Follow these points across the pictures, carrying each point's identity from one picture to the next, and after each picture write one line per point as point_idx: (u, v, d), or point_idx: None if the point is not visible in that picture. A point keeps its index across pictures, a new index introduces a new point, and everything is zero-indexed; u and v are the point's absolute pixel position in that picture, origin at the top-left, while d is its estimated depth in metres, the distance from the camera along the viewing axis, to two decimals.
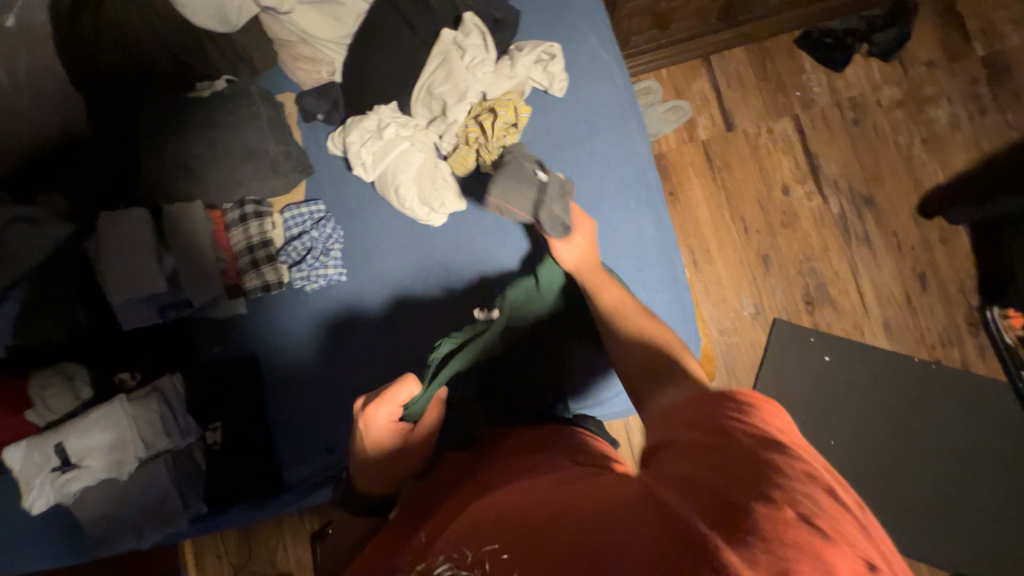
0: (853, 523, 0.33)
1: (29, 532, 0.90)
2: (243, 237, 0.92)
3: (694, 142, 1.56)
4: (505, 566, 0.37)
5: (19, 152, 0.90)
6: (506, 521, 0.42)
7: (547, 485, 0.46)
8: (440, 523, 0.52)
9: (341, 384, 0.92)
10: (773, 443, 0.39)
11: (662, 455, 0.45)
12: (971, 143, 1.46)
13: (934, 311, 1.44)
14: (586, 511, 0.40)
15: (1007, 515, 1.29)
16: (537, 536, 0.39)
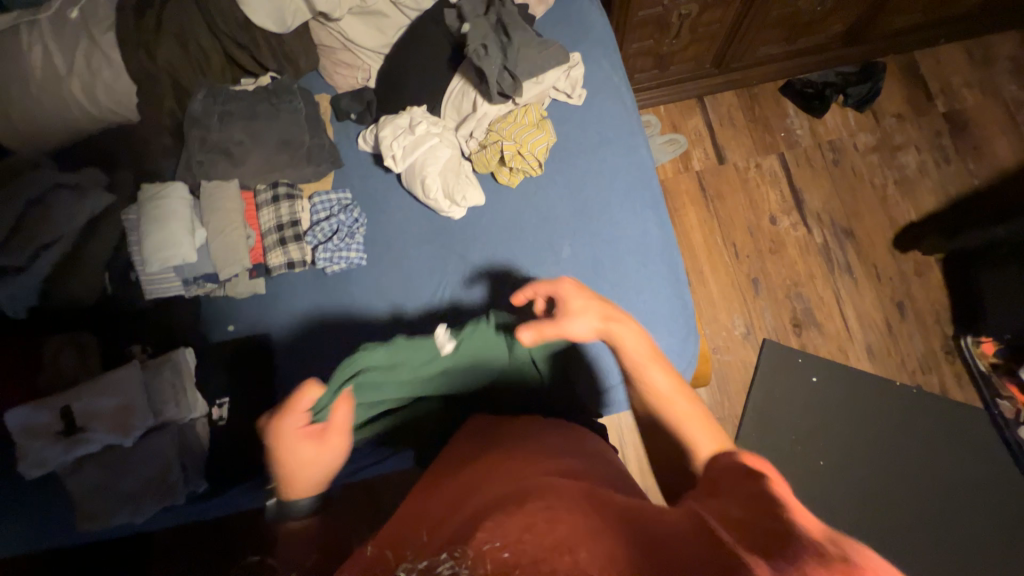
0: None
1: (25, 498, 0.89)
2: (273, 217, 0.98)
3: (689, 172, 1.69)
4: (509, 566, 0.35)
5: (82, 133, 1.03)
6: (527, 527, 0.39)
7: (571, 499, 0.44)
8: (441, 514, 0.49)
9: None
10: None
11: (711, 501, 0.40)
12: (938, 186, 1.60)
13: (914, 339, 1.52)
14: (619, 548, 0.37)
15: (983, 536, 1.34)
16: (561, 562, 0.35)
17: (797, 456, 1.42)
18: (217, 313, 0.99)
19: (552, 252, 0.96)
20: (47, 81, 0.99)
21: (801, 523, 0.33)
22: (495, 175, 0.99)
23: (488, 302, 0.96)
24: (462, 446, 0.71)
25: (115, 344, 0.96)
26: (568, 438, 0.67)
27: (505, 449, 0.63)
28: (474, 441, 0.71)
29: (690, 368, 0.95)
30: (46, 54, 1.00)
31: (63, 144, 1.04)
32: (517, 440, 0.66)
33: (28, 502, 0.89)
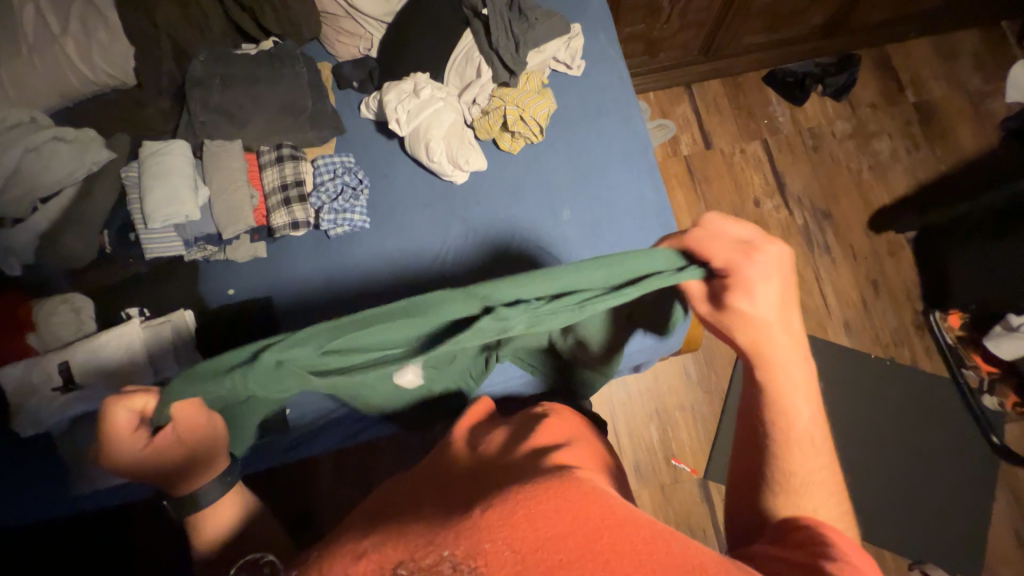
0: None
1: (18, 458, 0.87)
2: (277, 178, 0.98)
3: (678, 157, 1.75)
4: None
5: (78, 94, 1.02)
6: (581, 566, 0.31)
7: (618, 503, 0.36)
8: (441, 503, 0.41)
9: None
10: None
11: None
12: (909, 172, 1.70)
13: (887, 315, 1.60)
14: None
15: (948, 497, 1.43)
16: None
17: None
18: (216, 275, 0.98)
19: (553, 216, 1.00)
20: (42, 42, 0.98)
21: None
22: (496, 140, 1.02)
23: (490, 263, 0.97)
24: (465, 437, 0.63)
25: (111, 306, 0.95)
26: (582, 446, 0.59)
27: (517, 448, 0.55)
28: (477, 435, 0.63)
29: (681, 328, 1.00)
30: (40, 13, 0.99)
31: (56, 106, 1.02)
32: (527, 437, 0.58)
33: (21, 466, 0.87)
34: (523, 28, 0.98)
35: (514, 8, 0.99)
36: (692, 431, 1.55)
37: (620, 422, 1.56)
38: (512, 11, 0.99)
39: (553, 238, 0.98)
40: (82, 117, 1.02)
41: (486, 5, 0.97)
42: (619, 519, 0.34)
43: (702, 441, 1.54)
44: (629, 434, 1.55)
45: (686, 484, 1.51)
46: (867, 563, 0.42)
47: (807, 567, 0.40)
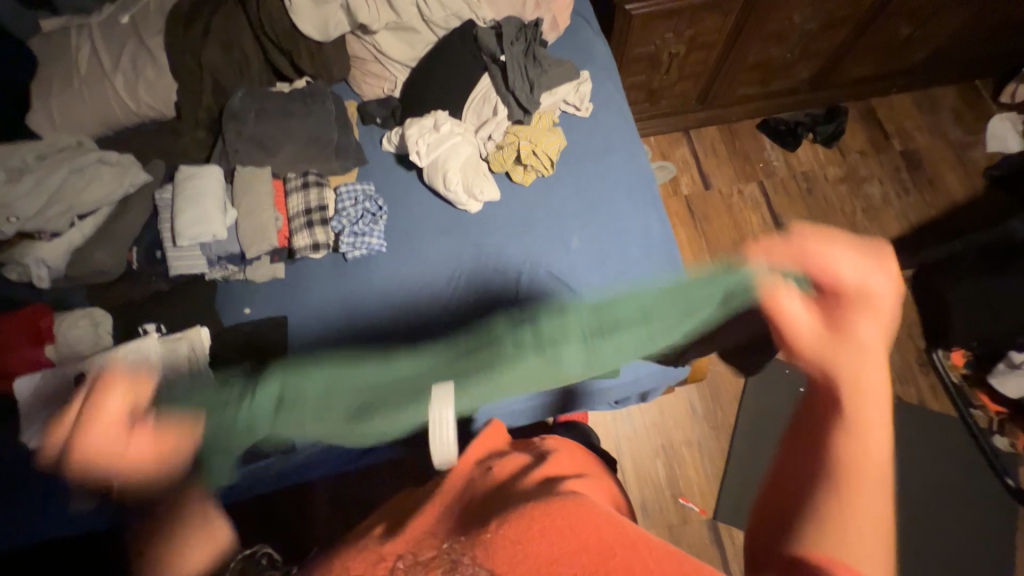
0: None
1: (23, 470, 0.87)
2: (301, 202, 1.03)
3: (678, 196, 1.83)
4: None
5: (121, 124, 1.10)
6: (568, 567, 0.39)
7: (601, 512, 0.45)
8: (460, 520, 0.49)
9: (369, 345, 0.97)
10: None
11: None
12: (901, 214, 1.77)
13: (890, 352, 1.61)
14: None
15: (968, 544, 1.38)
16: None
17: None
18: (234, 295, 1.01)
19: (562, 245, 1.04)
20: (95, 77, 1.07)
21: None
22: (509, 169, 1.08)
23: (501, 290, 1.01)
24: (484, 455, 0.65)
25: (130, 321, 0.97)
26: (599, 483, 0.61)
27: (536, 469, 0.58)
28: (495, 454, 0.65)
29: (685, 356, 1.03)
30: (96, 52, 1.08)
31: (98, 133, 1.10)
32: (545, 464, 0.60)
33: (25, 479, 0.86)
34: (537, 74, 1.08)
35: (529, 54, 1.09)
36: (699, 468, 1.52)
37: (626, 458, 1.53)
38: (527, 57, 1.08)
39: (576, 264, 1.02)
40: (123, 144, 1.09)
41: (505, 52, 1.06)
42: (602, 527, 0.42)
43: (710, 479, 1.51)
44: (635, 471, 1.51)
45: (694, 525, 1.46)
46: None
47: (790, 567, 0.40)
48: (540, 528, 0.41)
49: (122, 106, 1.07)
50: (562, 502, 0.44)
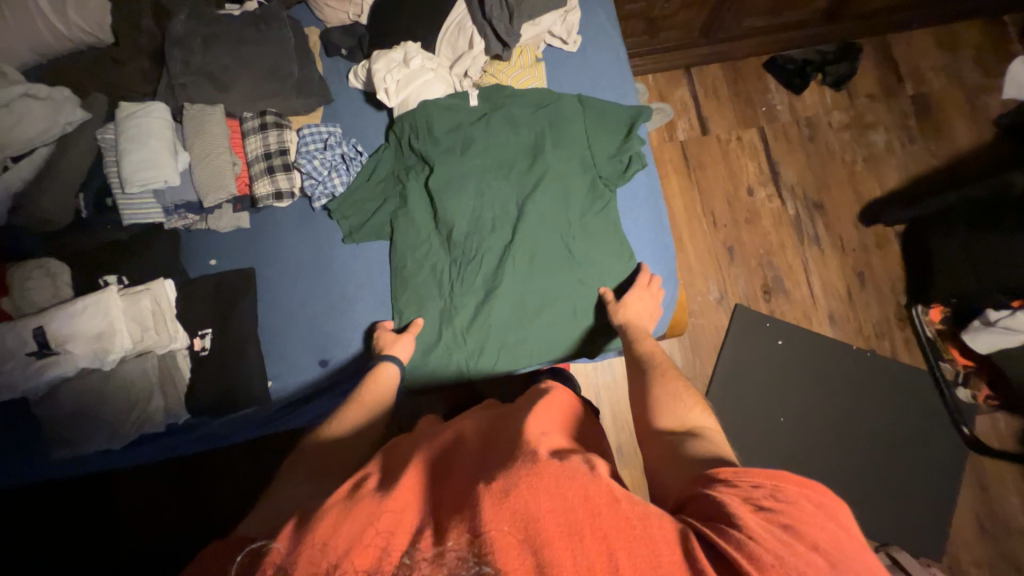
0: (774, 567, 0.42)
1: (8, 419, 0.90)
2: (260, 145, 0.95)
3: (674, 142, 1.73)
4: (509, 502, 0.46)
5: (53, 52, 0.98)
6: (527, 500, 0.46)
7: (558, 460, 0.50)
8: (453, 489, 0.54)
9: (342, 297, 0.97)
10: (744, 543, 0.43)
11: (690, 506, 0.51)
12: (902, 165, 1.70)
13: (870, 306, 1.62)
14: (607, 504, 0.46)
15: (918, 485, 1.48)
16: (538, 508, 0.45)
17: (762, 413, 1.54)
18: (198, 245, 0.98)
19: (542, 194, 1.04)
20: None
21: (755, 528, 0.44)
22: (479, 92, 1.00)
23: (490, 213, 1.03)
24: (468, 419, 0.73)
25: (88, 271, 0.93)
26: (573, 428, 0.69)
27: (513, 422, 0.64)
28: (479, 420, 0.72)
29: (667, 310, 1.00)
30: None
31: (29, 62, 0.98)
32: (524, 412, 0.66)
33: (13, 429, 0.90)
34: None
35: None
36: None
37: (604, 405, 1.58)
38: None
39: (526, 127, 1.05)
40: (52, 74, 0.97)
41: None
42: (558, 470, 0.48)
43: None
44: (613, 418, 1.57)
45: None
46: (787, 489, 0.49)
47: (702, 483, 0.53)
48: (527, 490, 0.47)
49: (49, 31, 0.95)
50: (544, 462, 0.50)
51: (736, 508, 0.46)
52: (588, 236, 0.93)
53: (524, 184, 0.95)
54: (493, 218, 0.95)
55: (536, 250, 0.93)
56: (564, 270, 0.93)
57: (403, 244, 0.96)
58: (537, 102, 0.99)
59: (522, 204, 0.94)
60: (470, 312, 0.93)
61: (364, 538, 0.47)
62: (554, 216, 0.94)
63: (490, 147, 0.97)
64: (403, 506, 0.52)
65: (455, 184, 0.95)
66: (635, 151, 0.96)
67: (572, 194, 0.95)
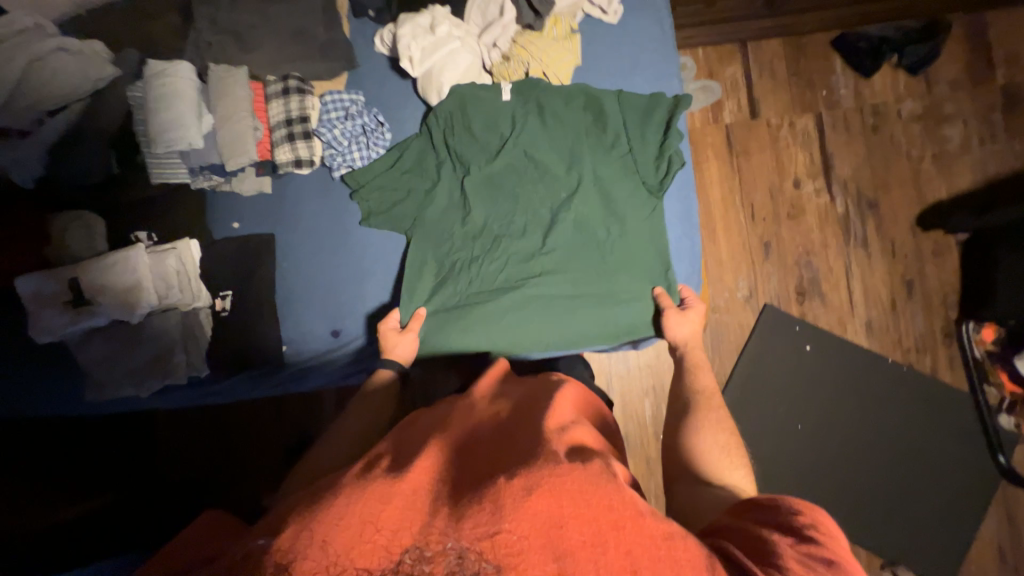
0: None
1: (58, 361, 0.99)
2: (282, 110, 0.94)
3: (718, 124, 1.61)
4: (530, 504, 0.50)
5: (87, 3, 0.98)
6: (543, 509, 0.50)
7: (582, 471, 0.55)
8: (466, 477, 0.58)
9: (357, 272, 0.98)
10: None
11: (726, 535, 0.58)
12: (977, 165, 1.52)
13: (915, 318, 1.51)
14: (632, 522, 0.51)
15: (938, 509, 1.41)
16: (564, 522, 0.49)
17: (779, 418, 1.49)
18: (223, 207, 0.99)
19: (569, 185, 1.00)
20: None
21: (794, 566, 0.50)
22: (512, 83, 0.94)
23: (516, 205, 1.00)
24: (486, 401, 0.77)
25: (121, 226, 0.97)
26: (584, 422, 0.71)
27: (531, 418, 0.67)
28: (495, 403, 0.76)
29: None
30: None
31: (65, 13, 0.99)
32: (541, 411, 0.68)
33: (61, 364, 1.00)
34: None
35: None
36: None
37: (614, 393, 1.56)
38: None
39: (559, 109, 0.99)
40: (84, 24, 0.97)
41: None
42: (581, 483, 0.53)
43: None
44: (622, 407, 1.55)
45: None
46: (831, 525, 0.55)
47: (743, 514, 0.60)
48: (549, 492, 0.51)
49: None
50: (566, 468, 0.54)
51: (777, 547, 0.52)
52: (619, 244, 0.90)
53: (557, 189, 0.92)
54: (524, 221, 0.92)
55: (566, 257, 0.91)
56: (591, 279, 0.90)
57: (426, 241, 0.94)
58: (576, 96, 0.93)
59: (554, 210, 0.91)
60: (490, 315, 0.91)
61: (377, 523, 0.51)
62: (587, 221, 0.91)
63: (524, 147, 0.93)
64: (416, 488, 0.55)
65: (486, 186, 0.93)
66: (674, 150, 0.90)
67: (608, 198, 0.91)
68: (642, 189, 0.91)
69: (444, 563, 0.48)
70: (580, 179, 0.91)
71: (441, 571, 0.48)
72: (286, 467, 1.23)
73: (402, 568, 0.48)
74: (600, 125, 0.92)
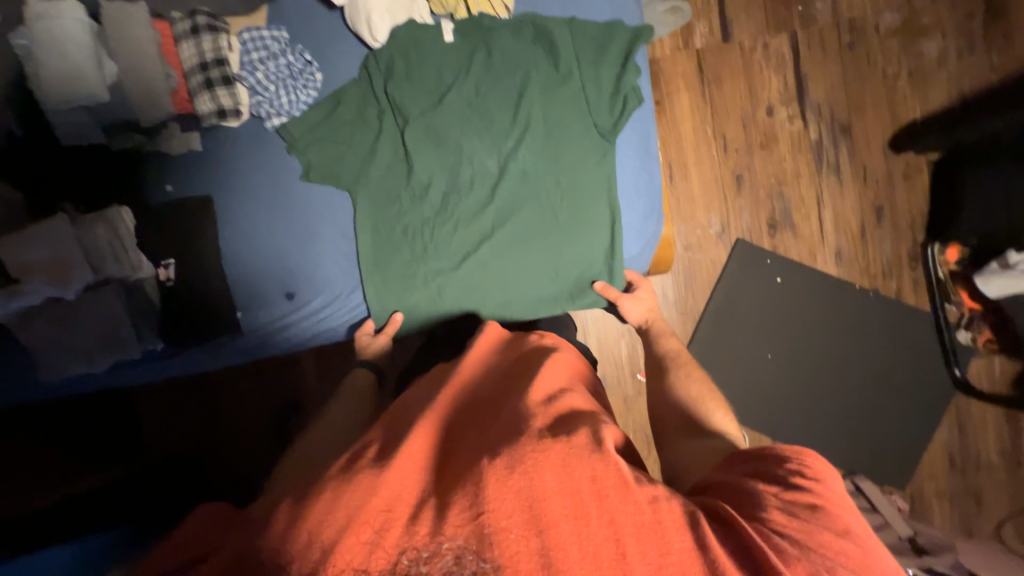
0: (795, 550, 0.49)
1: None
2: (195, 53, 0.84)
3: (689, 50, 1.51)
4: (513, 484, 0.51)
5: None
6: (526, 490, 0.51)
7: (567, 445, 0.55)
8: (457, 461, 0.58)
9: (313, 241, 0.92)
10: (766, 535, 0.51)
11: (713, 491, 0.59)
12: (954, 81, 1.47)
13: (883, 244, 1.52)
14: (620, 491, 0.52)
15: (896, 422, 1.50)
16: (549, 500, 0.50)
17: (750, 350, 1.52)
18: (149, 170, 0.90)
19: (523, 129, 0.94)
20: None
21: (779, 519, 0.52)
22: (453, 21, 0.87)
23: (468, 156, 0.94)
24: (479, 373, 0.75)
25: (37, 197, 0.87)
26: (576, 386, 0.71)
27: (514, 395, 0.66)
28: (488, 374, 0.75)
29: (648, 248, 0.92)
30: None
31: None
32: (528, 380, 0.68)
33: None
34: None
35: None
36: None
37: (591, 336, 1.58)
38: None
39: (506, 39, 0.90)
40: None
41: None
42: (565, 457, 0.54)
43: None
44: (599, 349, 1.57)
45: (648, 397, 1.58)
46: (820, 463, 0.57)
47: (733, 466, 0.61)
48: (533, 468, 0.52)
49: None
50: (550, 442, 0.55)
51: (763, 501, 0.54)
52: (575, 192, 0.85)
53: (507, 136, 0.86)
54: (472, 174, 0.87)
55: (520, 209, 0.86)
56: (547, 232, 0.86)
57: (373, 202, 0.89)
58: (523, 32, 0.86)
59: (504, 159, 0.86)
60: (445, 276, 0.88)
61: (366, 518, 0.51)
62: (540, 169, 0.85)
63: (471, 93, 0.86)
64: (402, 477, 0.55)
65: (432, 139, 0.86)
66: (631, 87, 0.84)
67: (560, 142, 0.85)
68: (597, 130, 0.85)
69: (441, 564, 0.48)
70: (529, 123, 0.85)
71: (439, 570, 0.48)
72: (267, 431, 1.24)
73: (399, 569, 0.48)
74: (550, 64, 0.85)
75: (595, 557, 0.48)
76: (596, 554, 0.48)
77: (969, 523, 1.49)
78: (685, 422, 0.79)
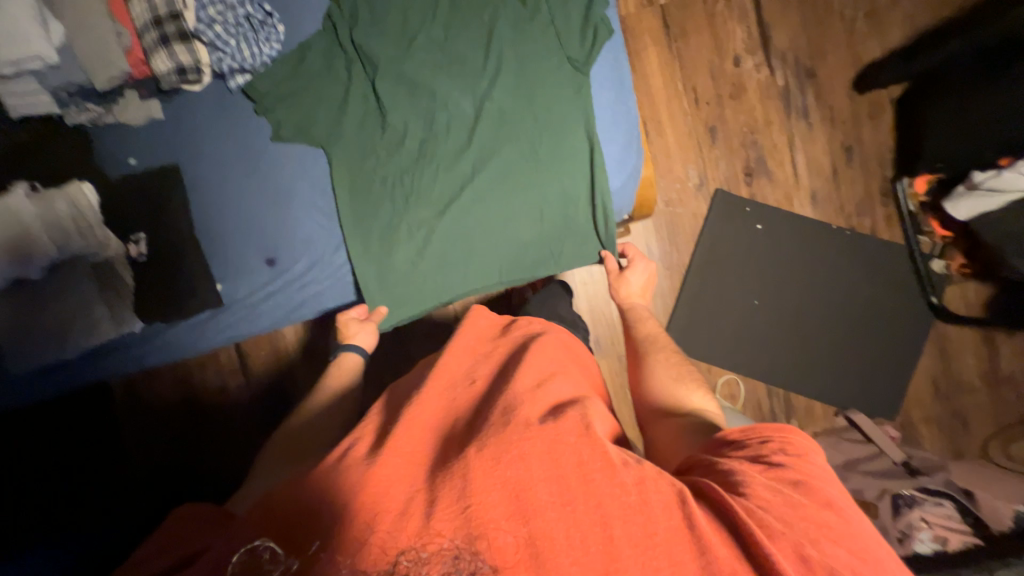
0: (782, 524, 0.48)
1: None
2: (146, 8, 0.80)
3: (653, 6, 1.52)
4: (499, 473, 0.50)
5: None
6: (512, 477, 0.50)
7: (552, 433, 0.55)
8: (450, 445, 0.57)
9: (286, 237, 0.90)
10: (752, 509, 0.49)
11: (697, 469, 0.58)
12: (908, 19, 1.52)
13: (854, 183, 1.56)
14: (606, 474, 0.51)
15: (882, 354, 1.54)
16: (535, 489, 0.50)
17: (737, 299, 1.55)
18: (111, 142, 0.88)
19: None
20: None
21: (766, 495, 0.50)
22: None
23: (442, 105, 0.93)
24: (467, 365, 0.73)
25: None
26: (566, 370, 0.72)
27: (505, 381, 0.65)
28: (479, 361, 0.74)
29: (631, 180, 0.92)
30: None
31: None
32: (513, 367, 0.68)
33: None
34: None
35: None
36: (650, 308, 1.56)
37: (581, 299, 1.58)
38: None
39: None
40: None
41: None
42: (550, 442, 0.54)
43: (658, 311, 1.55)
44: (590, 311, 1.58)
45: None
46: (799, 442, 0.58)
47: (716, 445, 0.61)
48: (519, 457, 0.52)
49: None
50: (537, 429, 0.55)
51: (746, 476, 0.53)
52: (552, 126, 0.85)
53: (480, 77, 0.85)
54: (449, 117, 0.85)
55: (499, 150, 0.85)
56: (528, 170, 0.86)
57: (349, 155, 0.86)
58: None
59: (479, 100, 0.85)
60: (429, 226, 0.87)
61: (358, 518, 0.50)
62: (516, 106, 0.85)
63: (440, 37, 0.85)
64: (391, 471, 0.54)
65: (404, 86, 0.85)
66: (600, 17, 0.84)
67: (534, 77, 0.84)
68: (570, 62, 0.85)
69: (442, 564, 0.46)
70: (502, 61, 0.84)
71: (439, 571, 0.46)
72: (259, 415, 1.21)
73: (399, 569, 0.46)
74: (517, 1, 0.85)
75: (582, 543, 0.47)
76: (584, 539, 0.47)
77: (957, 446, 1.54)
78: (664, 403, 0.79)
